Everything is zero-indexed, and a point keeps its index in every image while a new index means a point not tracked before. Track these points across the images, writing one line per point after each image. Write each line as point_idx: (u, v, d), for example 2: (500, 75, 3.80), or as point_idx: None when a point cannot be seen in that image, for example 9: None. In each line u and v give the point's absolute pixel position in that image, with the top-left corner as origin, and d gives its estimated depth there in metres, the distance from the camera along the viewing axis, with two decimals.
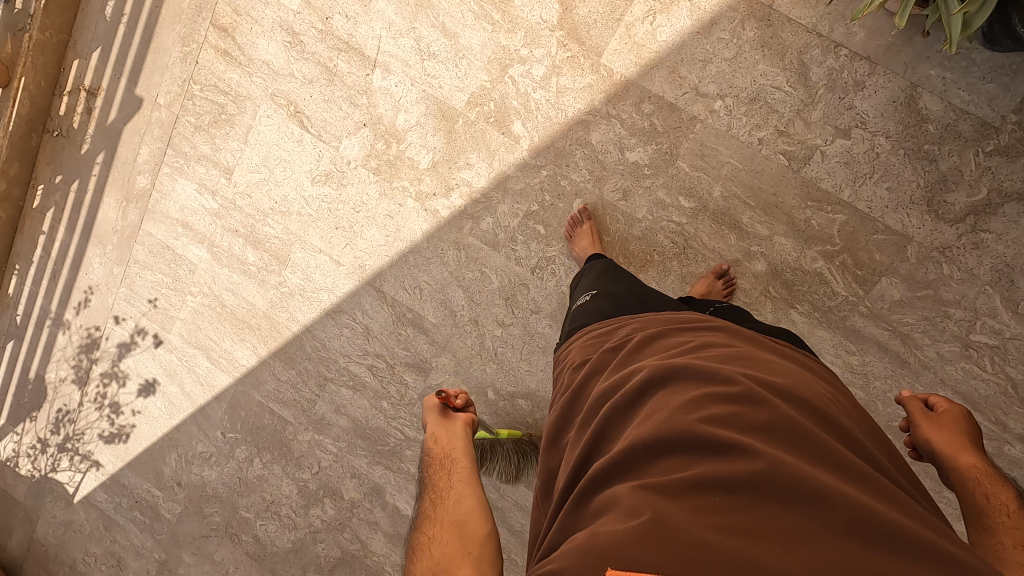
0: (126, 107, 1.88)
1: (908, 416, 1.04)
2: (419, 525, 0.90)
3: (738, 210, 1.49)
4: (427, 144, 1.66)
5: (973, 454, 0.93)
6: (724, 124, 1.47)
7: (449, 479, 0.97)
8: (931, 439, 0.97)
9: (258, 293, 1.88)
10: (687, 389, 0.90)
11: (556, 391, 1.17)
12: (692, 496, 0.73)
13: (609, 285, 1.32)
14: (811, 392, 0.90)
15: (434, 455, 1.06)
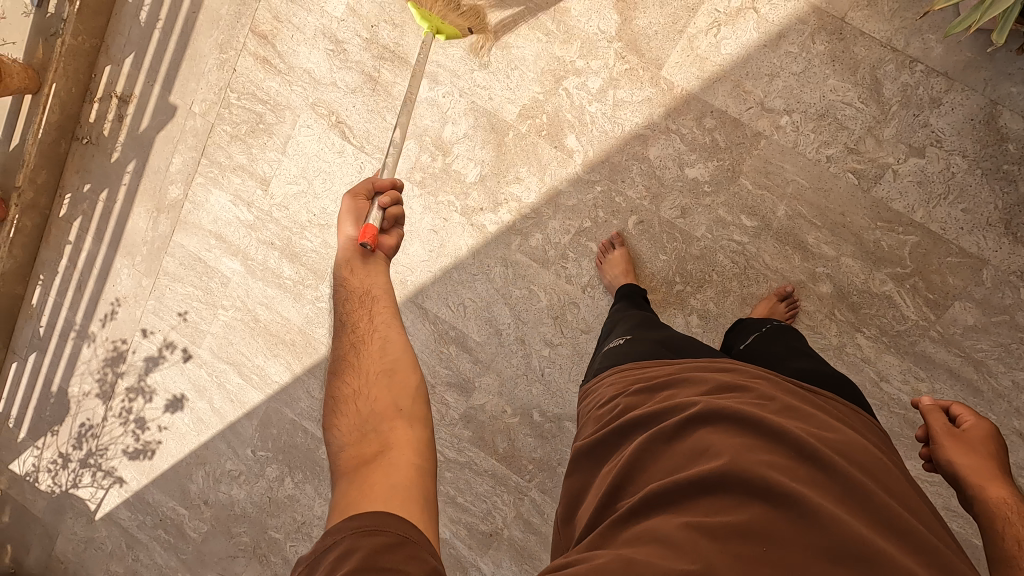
0: (159, 114, 1.82)
1: (928, 426, 0.99)
2: (341, 376, 0.95)
3: (803, 230, 1.44)
4: (475, 157, 1.60)
5: (1003, 485, 0.88)
6: (791, 140, 1.41)
7: (370, 325, 1.00)
8: (956, 461, 0.92)
9: (294, 308, 1.83)
10: (736, 429, 0.86)
11: (585, 410, 1.12)
12: (737, 545, 0.71)
13: (644, 333, 1.21)
14: (865, 447, 0.87)
15: (351, 289, 1.03)
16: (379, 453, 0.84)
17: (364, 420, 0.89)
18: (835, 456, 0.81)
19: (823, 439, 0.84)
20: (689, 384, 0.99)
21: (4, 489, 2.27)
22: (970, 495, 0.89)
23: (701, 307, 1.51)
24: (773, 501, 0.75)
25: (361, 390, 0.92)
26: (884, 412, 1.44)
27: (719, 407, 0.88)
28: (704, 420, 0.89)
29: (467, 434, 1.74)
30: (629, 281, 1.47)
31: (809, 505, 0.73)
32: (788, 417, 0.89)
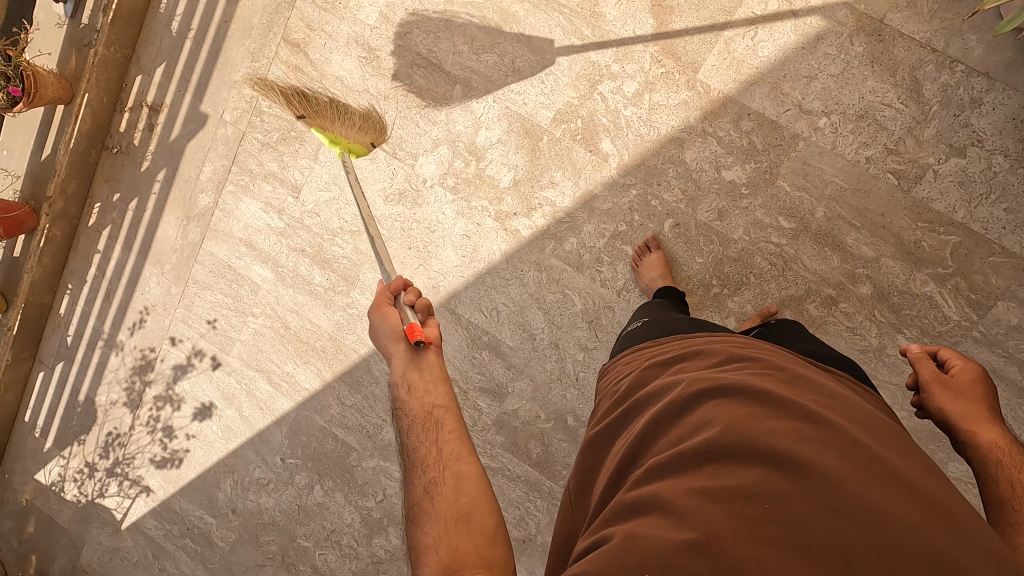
0: (190, 123, 1.83)
1: (918, 375, 0.99)
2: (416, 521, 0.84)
3: (842, 231, 1.43)
4: (508, 162, 1.61)
5: (993, 426, 0.88)
6: (830, 142, 1.41)
7: (442, 462, 0.90)
8: (945, 408, 0.92)
9: (324, 315, 1.82)
10: (743, 397, 0.80)
11: (604, 394, 1.11)
12: (741, 509, 0.66)
13: (663, 313, 1.25)
14: (877, 415, 0.81)
15: (412, 412, 0.99)
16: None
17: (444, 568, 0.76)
18: (848, 425, 0.75)
19: (836, 411, 0.78)
20: (700, 361, 0.95)
21: (30, 499, 2.26)
22: (960, 440, 0.89)
23: (739, 310, 1.50)
24: (779, 466, 0.68)
25: (439, 533, 0.81)
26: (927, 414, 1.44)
27: (723, 380, 0.83)
28: (710, 392, 0.84)
29: (499, 440, 1.73)
30: (667, 283, 1.46)
31: (817, 469, 0.67)
32: (800, 389, 0.83)
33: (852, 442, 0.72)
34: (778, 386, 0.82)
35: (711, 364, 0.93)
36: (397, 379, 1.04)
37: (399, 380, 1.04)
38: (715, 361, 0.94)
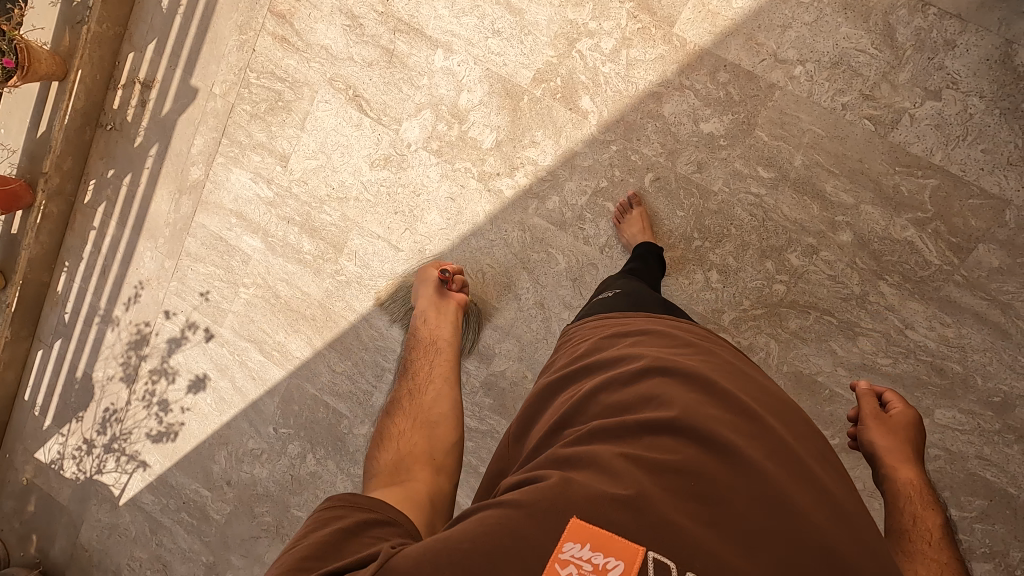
0: (181, 97, 1.86)
1: (859, 410, 1.11)
2: (387, 419, 1.07)
3: (821, 178, 1.44)
4: (490, 123, 1.63)
5: (912, 467, 0.99)
6: (805, 90, 1.42)
7: (432, 379, 1.13)
8: (875, 442, 1.04)
9: (314, 283, 1.84)
10: (690, 385, 0.85)
11: (559, 355, 1.14)
12: (669, 480, 0.70)
13: (634, 287, 1.28)
14: (806, 425, 0.87)
15: (424, 339, 1.26)
16: (396, 480, 0.93)
17: (395, 458, 0.97)
18: (779, 429, 0.81)
19: (773, 417, 0.84)
20: (659, 343, 0.99)
21: (30, 478, 2.29)
22: (880, 470, 1.00)
23: (721, 262, 1.52)
24: (711, 450, 0.73)
25: (401, 434, 1.02)
26: (912, 360, 1.46)
27: (679, 365, 0.88)
28: (662, 373, 0.88)
29: (487, 402, 1.74)
30: (648, 239, 1.49)
31: (742, 459, 0.72)
32: (745, 388, 0.88)
33: (777, 443, 0.78)
34: (727, 381, 0.88)
35: (668, 347, 0.98)
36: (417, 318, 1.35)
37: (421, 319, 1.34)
38: (672, 344, 0.98)
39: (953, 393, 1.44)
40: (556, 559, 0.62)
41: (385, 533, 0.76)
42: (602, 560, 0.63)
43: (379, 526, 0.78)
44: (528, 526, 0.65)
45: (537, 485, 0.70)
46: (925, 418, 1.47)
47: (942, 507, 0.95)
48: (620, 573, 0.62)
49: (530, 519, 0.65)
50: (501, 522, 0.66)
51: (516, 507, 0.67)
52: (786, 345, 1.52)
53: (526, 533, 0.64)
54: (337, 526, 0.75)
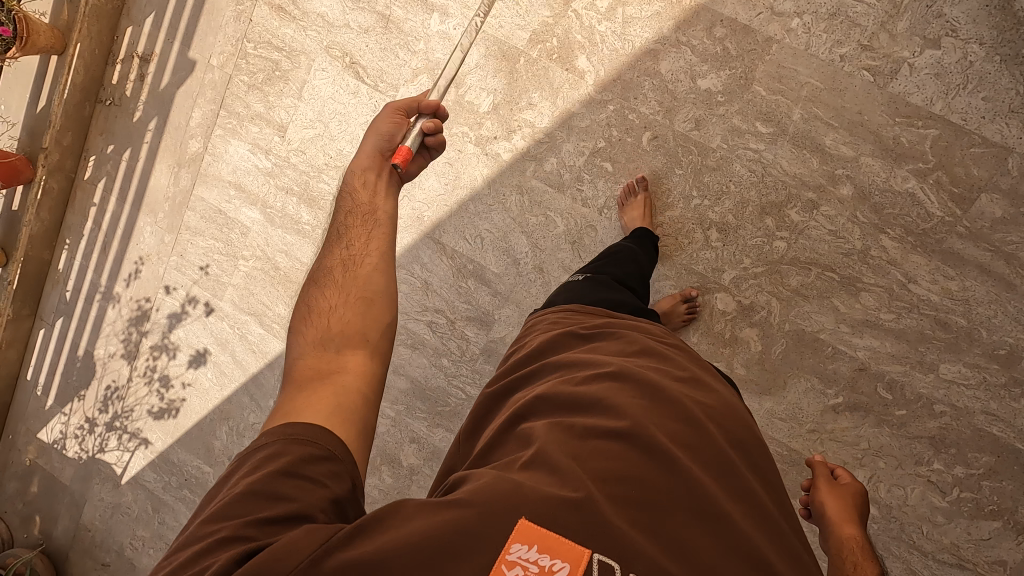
0: (179, 70, 1.87)
1: (815, 477, 1.20)
2: (313, 290, 0.97)
3: (820, 132, 1.43)
4: (487, 86, 1.62)
5: (854, 527, 1.06)
6: (803, 43, 1.42)
7: (367, 246, 0.99)
8: (825, 502, 1.12)
9: (313, 253, 1.84)
10: (638, 392, 0.88)
11: (513, 352, 1.14)
12: (614, 485, 0.72)
13: (605, 277, 1.28)
14: (746, 428, 0.92)
15: (355, 201, 1.03)
16: (319, 369, 0.87)
17: (321, 342, 0.90)
18: (718, 435, 0.85)
19: (718, 426, 0.88)
20: (613, 350, 1.01)
21: (33, 459, 2.29)
22: (826, 529, 1.08)
23: (720, 220, 1.51)
24: (656, 458, 0.76)
25: (328, 313, 0.92)
26: (915, 314, 1.44)
27: (629, 372, 0.91)
28: (615, 379, 0.90)
29: (488, 369, 1.73)
30: (649, 225, 1.49)
31: (682, 470, 0.76)
32: (695, 396, 0.92)
33: (716, 451, 0.82)
34: (677, 389, 0.91)
35: (620, 351, 1.01)
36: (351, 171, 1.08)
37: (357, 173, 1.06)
38: (624, 349, 1.01)
39: (958, 347, 1.42)
40: (503, 561, 0.62)
41: (320, 479, 0.73)
42: (547, 562, 0.63)
43: (315, 467, 0.74)
44: (477, 525, 0.64)
45: (486, 483, 0.70)
46: (930, 374, 1.45)
47: (881, 565, 1.01)
48: (565, 574, 0.63)
49: (478, 518, 0.65)
50: (447, 517, 0.65)
51: (463, 504, 0.67)
52: (787, 303, 1.51)
53: (474, 533, 0.64)
54: (267, 470, 0.73)
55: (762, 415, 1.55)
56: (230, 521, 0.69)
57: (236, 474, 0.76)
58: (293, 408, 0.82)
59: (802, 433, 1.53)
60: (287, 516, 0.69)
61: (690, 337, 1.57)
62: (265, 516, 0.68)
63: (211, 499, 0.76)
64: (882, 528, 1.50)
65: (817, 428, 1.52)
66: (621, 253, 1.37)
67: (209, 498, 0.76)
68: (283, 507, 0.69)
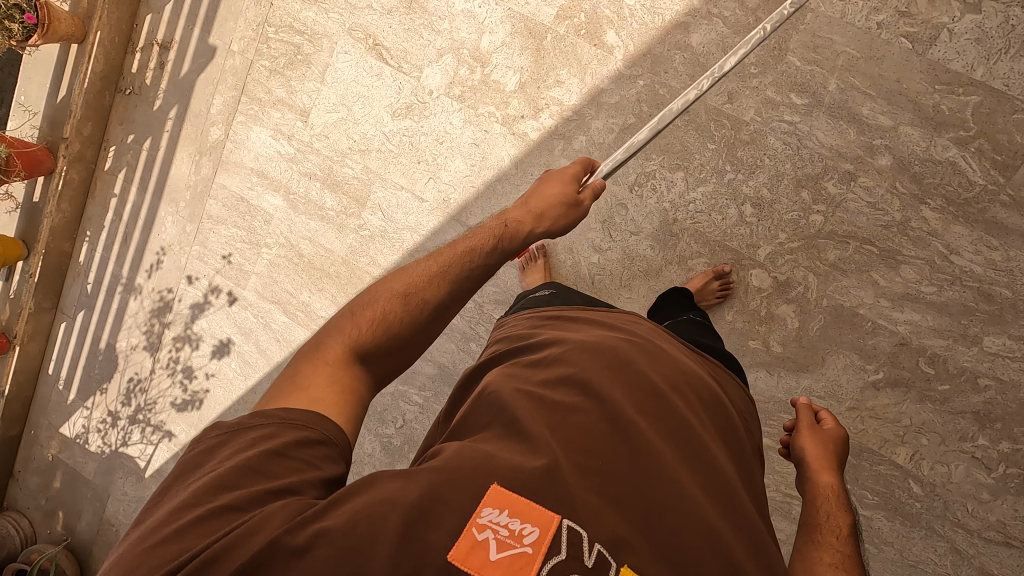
0: (199, 56, 1.85)
1: (796, 422, 1.14)
2: (381, 288, 0.92)
3: (857, 102, 1.40)
4: (514, 65, 1.60)
5: (832, 476, 1.01)
6: (838, 11, 1.39)
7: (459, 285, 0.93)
8: (806, 447, 1.07)
9: (337, 240, 1.82)
10: (612, 363, 0.86)
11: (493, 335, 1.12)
12: (581, 456, 0.71)
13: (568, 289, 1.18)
14: (721, 407, 0.89)
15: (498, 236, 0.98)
16: (337, 364, 0.85)
17: (356, 344, 0.87)
18: (690, 409, 0.83)
19: (689, 396, 0.86)
20: (586, 326, 0.99)
21: (55, 455, 2.28)
22: (804, 477, 1.03)
23: (755, 195, 1.49)
24: (624, 430, 0.74)
25: (376, 326, 0.88)
26: (957, 286, 1.41)
27: (604, 344, 0.89)
28: (586, 350, 0.87)
29: None
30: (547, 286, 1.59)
31: (649, 441, 0.74)
32: (667, 368, 0.89)
33: (686, 424, 0.80)
34: (649, 362, 0.88)
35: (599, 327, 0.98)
36: (519, 219, 1.01)
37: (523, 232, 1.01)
38: (602, 325, 0.99)
39: (1002, 319, 1.39)
40: (474, 523, 0.63)
41: (314, 461, 0.75)
42: (518, 527, 0.64)
43: (308, 449, 0.75)
44: (448, 489, 0.66)
45: (457, 456, 0.70)
46: (973, 347, 1.42)
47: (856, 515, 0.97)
48: (535, 538, 0.63)
49: (449, 484, 0.66)
50: (416, 487, 0.66)
51: (433, 475, 0.68)
52: (825, 278, 1.48)
53: (442, 504, 0.65)
54: (263, 447, 0.73)
55: (800, 393, 1.53)
56: (227, 491, 0.69)
57: (225, 447, 0.76)
58: (301, 392, 0.82)
59: (841, 411, 1.51)
60: (284, 490, 0.70)
61: (725, 316, 1.55)
62: (262, 488, 0.69)
63: (194, 469, 0.75)
64: (925, 505, 1.48)
65: (858, 405, 1.50)
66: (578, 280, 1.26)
67: (193, 467, 0.75)
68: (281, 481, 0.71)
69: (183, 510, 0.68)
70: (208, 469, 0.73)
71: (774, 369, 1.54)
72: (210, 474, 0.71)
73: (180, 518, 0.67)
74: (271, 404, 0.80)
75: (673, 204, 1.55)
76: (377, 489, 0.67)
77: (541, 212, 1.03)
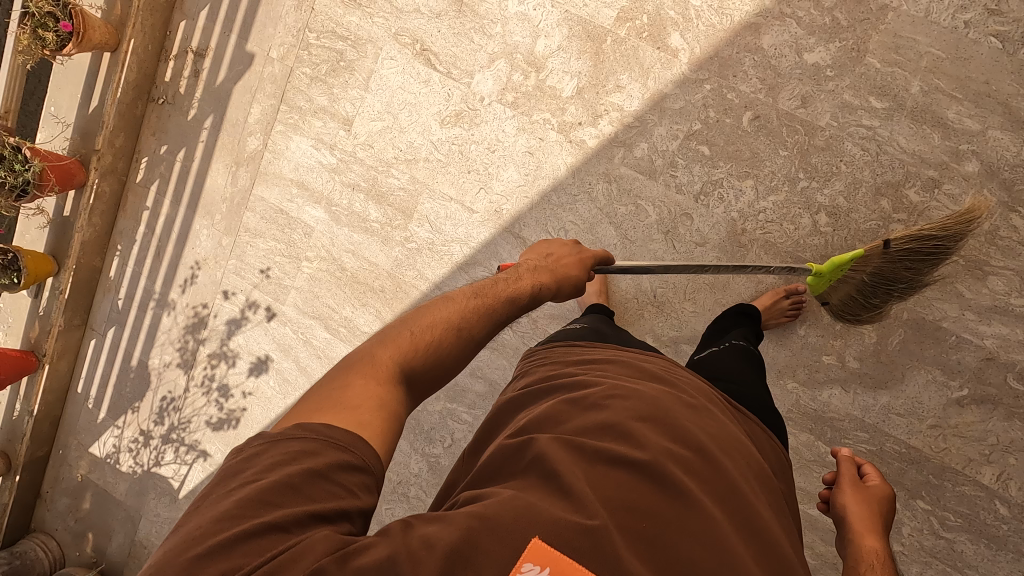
0: (236, 64, 1.79)
1: (837, 474, 1.01)
2: (434, 308, 0.86)
3: (942, 105, 1.33)
4: (571, 69, 1.53)
5: (879, 540, 0.87)
6: (922, 9, 1.32)
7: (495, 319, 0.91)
8: (848, 506, 0.93)
9: (382, 253, 1.76)
10: (654, 413, 0.80)
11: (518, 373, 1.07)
12: (623, 514, 0.66)
13: (599, 325, 1.18)
14: (767, 469, 0.82)
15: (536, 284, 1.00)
16: (384, 384, 0.76)
17: (406, 363, 0.79)
18: (736, 469, 0.76)
19: (734, 452, 0.79)
20: (619, 367, 0.94)
21: (85, 475, 2.21)
22: (844, 538, 0.89)
23: (830, 204, 1.42)
24: (668, 487, 0.69)
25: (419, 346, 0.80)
26: None
27: (643, 394, 0.83)
28: (622, 396, 0.82)
29: None
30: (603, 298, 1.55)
31: (697, 503, 0.68)
32: (708, 422, 0.83)
33: (735, 486, 0.73)
34: (691, 416, 0.82)
35: (634, 371, 0.92)
36: (551, 277, 1.02)
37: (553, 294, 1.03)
38: (638, 369, 0.93)
39: None
40: None
41: (354, 488, 0.66)
42: None
43: (350, 475, 0.66)
44: (486, 539, 0.61)
45: (493, 501, 0.66)
46: None
47: None
48: None
49: (488, 535, 0.61)
50: (454, 533, 0.61)
51: (466, 519, 0.63)
52: None
53: (477, 555, 0.60)
54: (307, 465, 0.64)
55: (877, 410, 1.47)
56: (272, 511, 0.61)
57: (264, 455, 0.66)
58: (342, 408, 0.71)
59: (921, 429, 1.45)
60: (327, 516, 0.63)
61: (795, 331, 1.50)
62: (307, 511, 0.62)
63: (232, 475, 0.65)
64: (1014, 528, 1.41)
65: (940, 423, 1.44)
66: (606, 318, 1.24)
67: (231, 471, 0.65)
68: (326, 506, 0.63)
69: (222, 526, 0.59)
70: (249, 475, 0.64)
71: (850, 386, 1.49)
72: (250, 487, 0.62)
73: (218, 535, 0.59)
74: (313, 416, 0.70)
75: (742, 214, 1.48)
76: (415, 538, 0.61)
77: (567, 275, 1.06)
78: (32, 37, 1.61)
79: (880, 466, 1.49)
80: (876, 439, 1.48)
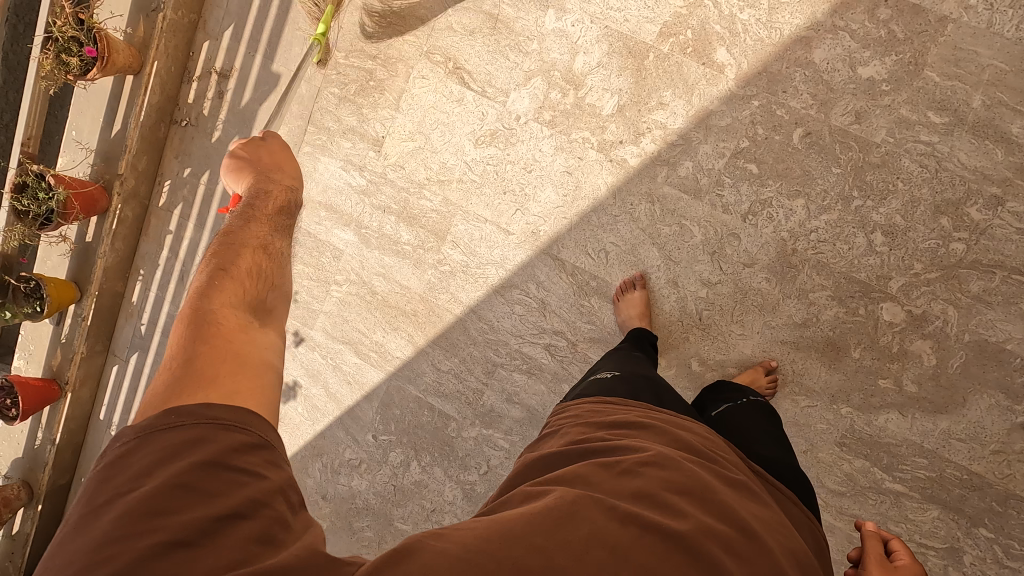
0: (262, 84, 1.75)
1: (861, 551, 0.81)
2: (224, 259, 0.88)
3: (1005, 119, 1.28)
4: (611, 86, 1.49)
5: None
6: (984, 21, 1.27)
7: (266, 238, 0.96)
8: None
9: (414, 275, 1.70)
10: (686, 486, 0.74)
11: (543, 431, 1.00)
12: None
13: (632, 370, 1.12)
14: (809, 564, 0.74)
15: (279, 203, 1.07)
16: (241, 328, 0.78)
17: (243, 304, 0.82)
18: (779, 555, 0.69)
19: (778, 539, 0.72)
20: (654, 433, 0.87)
21: None
22: None
23: (886, 222, 1.37)
24: (703, 564, 0.63)
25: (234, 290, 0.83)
26: None
27: (676, 465, 0.77)
28: (657, 466, 0.76)
29: None
30: (645, 324, 1.46)
31: None
32: (747, 504, 0.76)
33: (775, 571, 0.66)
34: (729, 496, 0.76)
35: (663, 437, 0.86)
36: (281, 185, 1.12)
37: (296, 201, 1.12)
38: (668, 435, 0.87)
39: None
40: None
41: (257, 470, 0.62)
42: None
43: (249, 457, 0.63)
44: None
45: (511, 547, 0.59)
46: None
47: None
48: None
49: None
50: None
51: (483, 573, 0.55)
52: (966, 311, 1.35)
53: None
54: (202, 456, 0.60)
55: (938, 436, 1.40)
56: (175, 518, 0.56)
57: (142, 454, 0.62)
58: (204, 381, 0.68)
59: (984, 455, 1.38)
60: (233, 510, 0.58)
61: (851, 353, 1.43)
62: (206, 515, 0.57)
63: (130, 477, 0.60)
64: None
65: (1004, 448, 1.37)
66: (637, 360, 1.19)
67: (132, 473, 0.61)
68: (232, 500, 0.58)
69: (112, 550, 0.54)
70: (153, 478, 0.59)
71: (907, 411, 1.41)
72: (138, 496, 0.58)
73: (118, 557, 0.54)
74: (182, 402, 0.66)
75: (792, 234, 1.42)
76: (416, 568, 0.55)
77: (285, 162, 1.19)
78: (56, 63, 1.59)
79: (942, 494, 1.42)
80: (936, 466, 1.41)
